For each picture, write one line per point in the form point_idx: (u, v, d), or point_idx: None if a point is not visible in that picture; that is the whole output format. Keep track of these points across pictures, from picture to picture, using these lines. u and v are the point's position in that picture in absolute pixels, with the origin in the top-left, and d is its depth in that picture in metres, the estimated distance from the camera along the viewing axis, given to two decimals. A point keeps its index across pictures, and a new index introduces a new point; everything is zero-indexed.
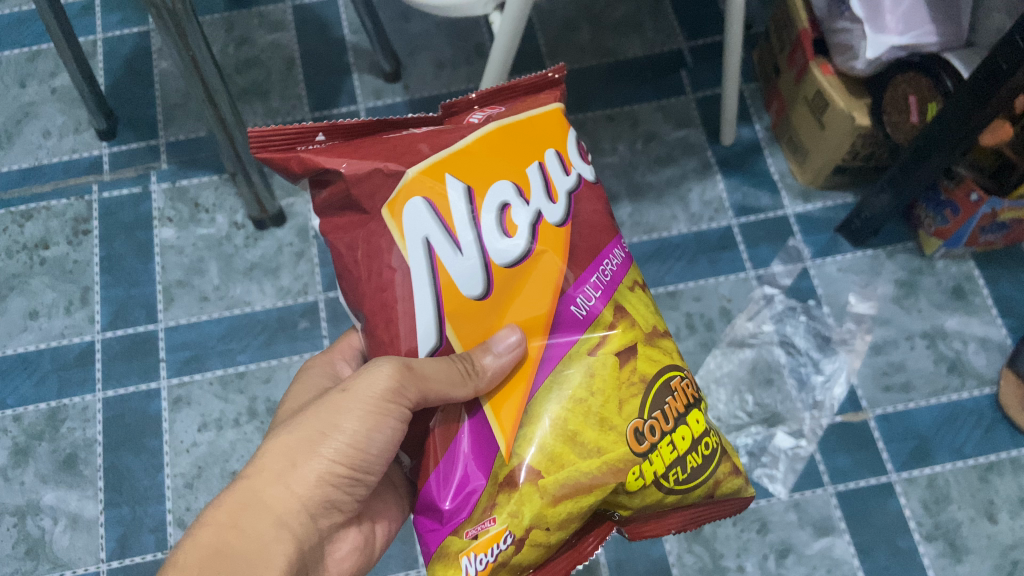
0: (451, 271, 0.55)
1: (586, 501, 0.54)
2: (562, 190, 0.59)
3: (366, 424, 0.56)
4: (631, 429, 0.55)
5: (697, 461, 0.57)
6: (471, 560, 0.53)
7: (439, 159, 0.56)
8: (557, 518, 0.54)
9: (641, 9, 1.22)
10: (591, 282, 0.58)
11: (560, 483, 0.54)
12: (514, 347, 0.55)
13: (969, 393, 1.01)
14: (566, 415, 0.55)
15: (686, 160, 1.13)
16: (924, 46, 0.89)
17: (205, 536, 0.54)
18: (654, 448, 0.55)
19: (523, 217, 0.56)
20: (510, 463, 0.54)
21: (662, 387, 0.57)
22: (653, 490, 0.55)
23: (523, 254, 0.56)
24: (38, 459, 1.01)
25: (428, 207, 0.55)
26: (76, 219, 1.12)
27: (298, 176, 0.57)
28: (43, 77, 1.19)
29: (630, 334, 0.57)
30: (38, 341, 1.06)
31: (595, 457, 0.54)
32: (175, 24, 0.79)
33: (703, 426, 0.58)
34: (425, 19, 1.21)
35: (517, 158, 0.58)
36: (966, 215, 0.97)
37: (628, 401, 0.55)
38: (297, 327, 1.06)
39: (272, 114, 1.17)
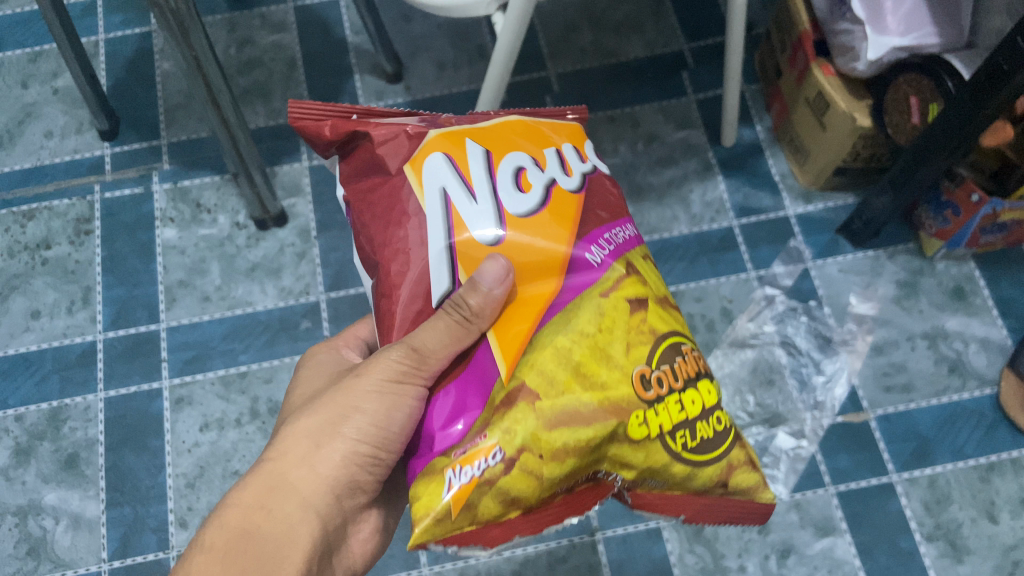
0: (464, 218, 0.52)
1: (586, 437, 0.48)
2: (578, 171, 0.57)
3: (383, 403, 0.55)
4: (637, 373, 0.50)
5: (706, 434, 0.52)
6: (455, 473, 0.48)
7: (461, 130, 0.56)
8: (552, 447, 0.48)
9: (643, 10, 1.22)
10: (604, 238, 0.54)
11: (559, 409, 0.49)
12: (501, 277, 0.50)
13: (969, 394, 1.01)
14: (571, 344, 0.50)
15: (687, 161, 1.14)
16: (925, 47, 0.90)
17: (232, 517, 0.55)
18: (661, 399, 0.51)
19: (538, 178, 0.54)
20: (509, 384, 0.50)
21: (672, 345, 0.53)
22: (658, 445, 0.50)
23: (537, 207, 0.53)
24: (40, 459, 1.01)
25: (446, 161, 0.53)
26: (78, 220, 1.12)
27: (328, 143, 0.57)
28: (45, 78, 1.19)
29: (641, 288, 0.53)
30: (40, 341, 1.06)
31: (597, 390, 0.49)
32: (178, 25, 0.79)
33: (713, 398, 0.53)
34: (427, 21, 1.22)
35: (536, 140, 0.57)
36: (967, 216, 0.97)
37: (636, 346, 0.51)
38: (299, 328, 1.06)
39: (274, 114, 1.17)
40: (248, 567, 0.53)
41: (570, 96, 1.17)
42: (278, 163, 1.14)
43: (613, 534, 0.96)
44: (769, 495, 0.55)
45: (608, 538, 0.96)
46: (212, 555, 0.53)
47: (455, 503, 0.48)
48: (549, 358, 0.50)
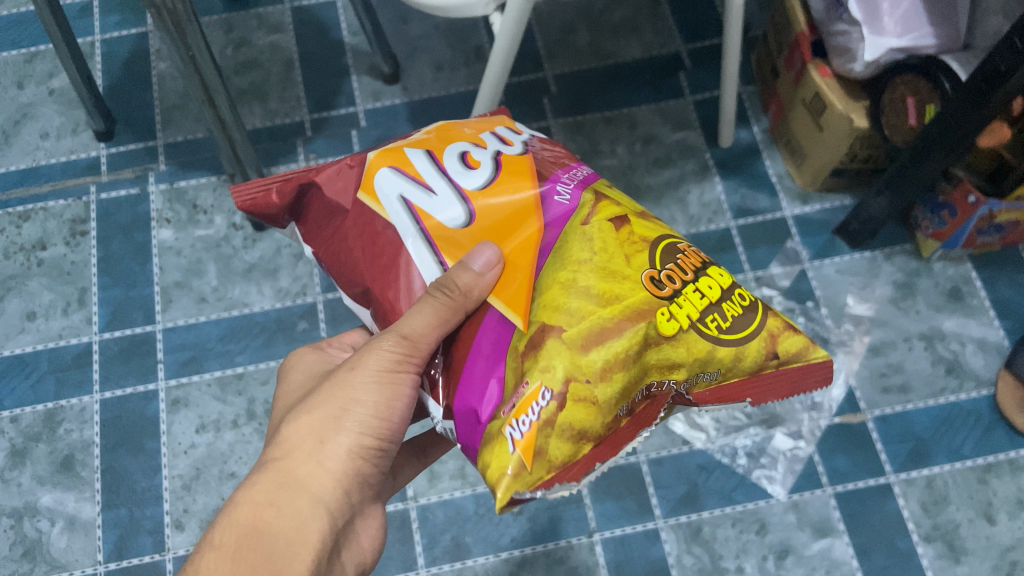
0: (431, 212, 0.57)
1: (621, 348, 0.51)
2: (517, 139, 0.62)
3: (384, 393, 0.57)
4: (646, 278, 0.53)
5: (736, 312, 0.55)
6: (514, 426, 0.50)
7: (397, 146, 0.60)
8: (594, 366, 0.51)
9: (640, 11, 1.22)
10: (565, 177, 0.58)
11: (587, 331, 0.51)
12: (493, 262, 0.54)
13: (967, 395, 1.01)
14: (575, 273, 0.53)
15: (685, 162, 1.14)
16: (922, 49, 0.91)
17: (241, 516, 0.55)
18: (678, 293, 0.53)
19: (484, 154, 0.59)
20: (529, 332, 0.52)
21: (669, 247, 0.56)
22: (693, 334, 0.53)
23: (492, 175, 0.57)
24: (35, 460, 1.00)
25: (395, 172, 0.58)
26: (74, 221, 1.11)
27: (280, 210, 0.61)
28: (41, 78, 1.19)
29: (618, 207, 0.57)
30: (35, 342, 1.06)
31: (616, 303, 0.52)
32: (175, 24, 0.78)
33: (728, 280, 0.56)
34: (424, 22, 1.22)
35: (467, 130, 0.62)
36: (963, 217, 0.97)
37: (635, 255, 0.54)
38: (296, 329, 1.06)
39: (271, 115, 1.17)
40: (260, 563, 0.54)
41: (567, 97, 1.18)
42: (276, 164, 1.14)
43: (611, 535, 0.96)
44: (823, 353, 0.57)
45: (605, 539, 0.96)
46: (222, 553, 0.54)
47: (526, 453, 0.50)
48: (559, 292, 0.52)
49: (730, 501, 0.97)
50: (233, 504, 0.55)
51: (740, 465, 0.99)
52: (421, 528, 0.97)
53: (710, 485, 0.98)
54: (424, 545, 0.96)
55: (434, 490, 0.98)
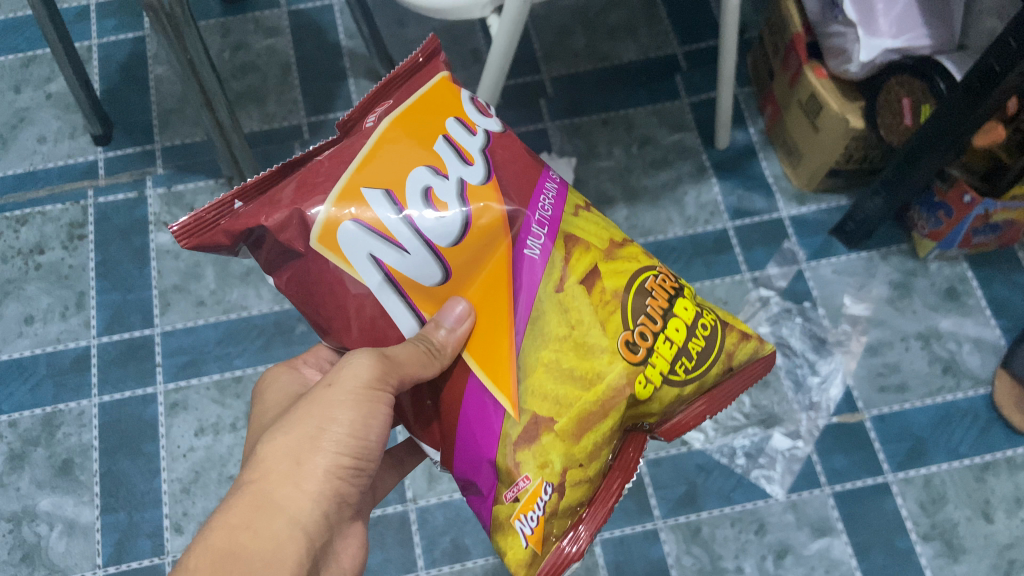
0: (407, 273, 0.58)
1: (607, 425, 0.60)
2: (474, 150, 0.61)
3: (361, 411, 0.58)
4: (622, 343, 0.60)
5: (700, 348, 0.63)
6: (523, 521, 0.59)
7: (350, 180, 0.57)
8: (585, 451, 0.60)
9: (636, 14, 1.23)
10: (535, 223, 0.61)
11: (575, 421, 0.59)
12: (463, 316, 0.59)
13: (964, 394, 1.02)
14: (557, 354, 0.59)
15: (681, 163, 1.14)
16: (916, 49, 0.91)
17: (218, 539, 0.54)
18: (650, 351, 0.61)
19: (448, 192, 0.58)
20: (521, 421, 0.59)
21: (638, 297, 0.62)
22: (666, 388, 0.62)
23: (463, 226, 0.58)
24: (33, 465, 1.00)
25: (360, 228, 0.56)
26: (71, 225, 1.11)
27: (231, 248, 0.59)
28: (37, 83, 1.19)
29: (588, 258, 0.62)
30: (33, 347, 1.06)
31: (598, 383, 0.59)
32: (173, 28, 0.78)
33: (690, 312, 0.63)
34: (421, 25, 1.22)
35: (419, 142, 0.59)
36: (959, 217, 0.98)
37: (610, 319, 0.60)
38: (295, 331, 1.06)
39: (268, 118, 1.17)
40: None
41: (564, 100, 1.18)
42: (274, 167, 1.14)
43: (611, 535, 0.96)
44: (767, 346, 0.69)
45: (605, 539, 0.96)
46: None
47: (537, 542, 0.60)
48: (546, 378, 0.59)
49: (730, 501, 0.98)
50: (209, 529, 0.54)
51: (739, 465, 0.99)
52: (421, 530, 0.97)
53: (709, 485, 0.98)
54: (423, 547, 0.96)
55: (434, 491, 0.98)
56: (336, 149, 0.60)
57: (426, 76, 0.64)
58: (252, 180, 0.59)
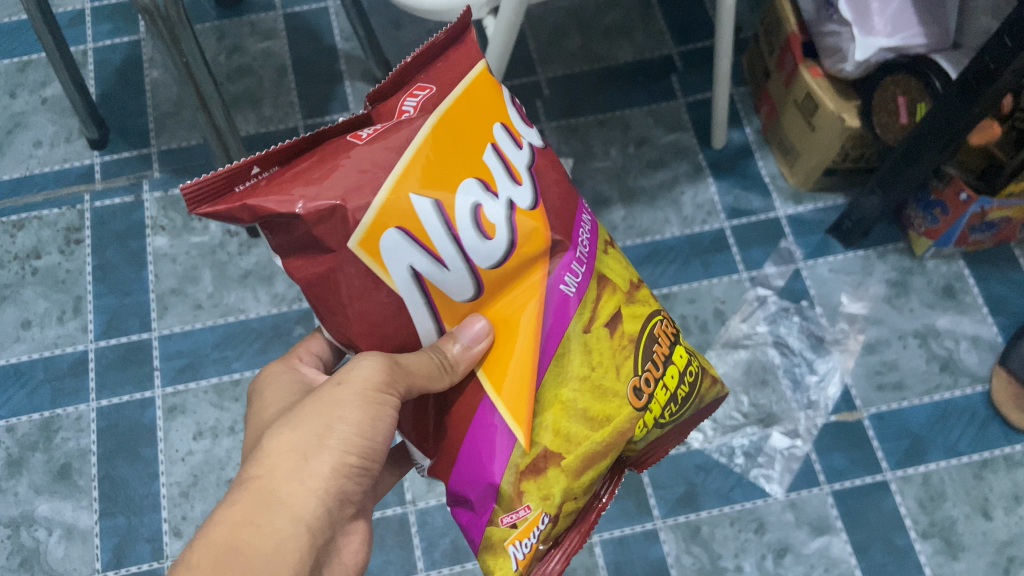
0: (444, 288, 0.57)
1: (604, 465, 0.61)
2: (521, 168, 0.61)
3: (369, 412, 0.58)
4: (631, 389, 0.61)
5: (688, 394, 0.66)
6: (517, 547, 0.59)
7: (400, 182, 0.55)
8: (582, 488, 0.60)
9: (631, 15, 1.23)
10: (576, 259, 0.61)
11: (579, 460, 0.60)
12: (481, 335, 0.59)
13: (961, 391, 1.02)
14: (574, 393, 0.60)
15: (678, 164, 1.14)
16: (912, 47, 0.91)
17: (219, 534, 0.53)
18: (653, 398, 0.62)
19: (497, 213, 0.58)
20: (532, 453, 0.59)
21: (651, 343, 0.63)
22: (656, 433, 0.64)
23: (507, 252, 0.58)
24: (32, 469, 1.00)
25: (404, 236, 0.55)
26: (68, 229, 1.11)
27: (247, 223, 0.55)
28: (33, 87, 1.19)
29: (613, 300, 0.63)
30: (31, 351, 1.05)
31: (606, 426, 0.60)
32: (169, 30, 0.78)
33: (686, 359, 0.66)
34: (417, 26, 1.22)
35: (469, 150, 0.58)
36: (955, 215, 0.98)
37: (624, 363, 0.61)
38: (292, 334, 1.06)
39: (264, 121, 1.17)
40: None
41: (560, 101, 1.18)
42: None
43: (610, 536, 0.96)
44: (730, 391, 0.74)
45: (605, 540, 0.96)
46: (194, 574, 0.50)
47: (525, 566, 0.60)
48: (560, 415, 0.60)
49: (729, 500, 0.98)
50: (211, 524, 0.53)
51: (738, 464, 0.99)
52: (420, 532, 0.97)
53: (708, 484, 0.98)
54: (423, 549, 0.96)
55: (433, 493, 0.98)
56: (375, 132, 0.57)
57: (467, 63, 0.62)
58: (274, 148, 0.56)
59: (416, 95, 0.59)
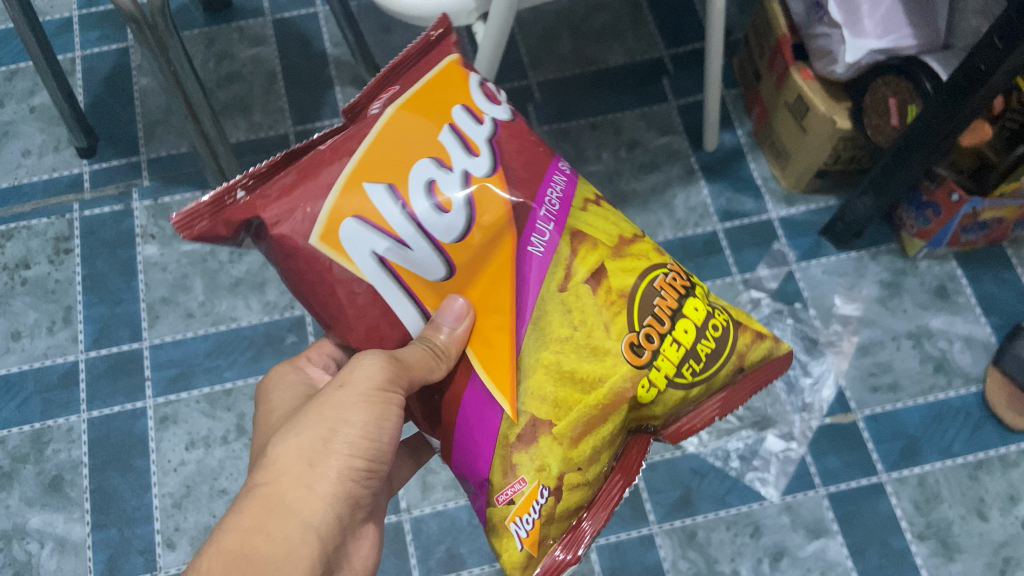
0: (412, 270, 0.58)
1: (605, 429, 0.60)
2: (480, 141, 0.60)
3: (374, 412, 0.57)
4: (626, 345, 0.60)
5: (709, 350, 0.63)
6: (518, 523, 0.59)
7: (353, 174, 0.57)
8: (583, 456, 0.60)
9: (622, 17, 1.23)
10: (542, 217, 0.60)
11: (573, 426, 0.59)
12: (462, 314, 0.59)
13: (956, 392, 1.02)
14: (557, 356, 0.59)
15: (670, 167, 1.14)
16: (901, 49, 0.90)
17: (230, 541, 0.52)
18: (656, 354, 0.60)
19: (452, 187, 0.58)
20: (519, 423, 0.59)
21: (646, 297, 0.61)
22: (670, 391, 0.62)
23: (467, 224, 0.58)
24: (23, 482, 0.99)
25: (362, 224, 0.56)
26: (58, 238, 1.10)
27: (233, 238, 0.58)
28: (21, 96, 1.18)
29: (595, 255, 0.61)
30: (21, 363, 1.05)
31: (598, 388, 0.59)
32: (156, 39, 0.77)
33: (701, 313, 0.63)
34: (407, 31, 1.21)
35: (424, 134, 0.59)
36: (947, 215, 0.98)
37: (615, 320, 0.60)
38: (285, 342, 1.05)
39: (254, 128, 1.16)
40: None
41: (552, 104, 1.18)
42: None
43: (607, 541, 0.96)
44: (783, 346, 0.69)
45: (601, 546, 0.96)
46: None
47: (532, 544, 0.60)
48: (546, 380, 0.59)
49: (725, 504, 0.97)
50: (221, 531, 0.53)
51: (732, 468, 0.99)
52: (415, 540, 0.96)
53: (704, 489, 0.98)
54: (419, 557, 0.96)
55: (428, 500, 0.98)
56: (339, 137, 0.60)
57: (433, 60, 0.64)
58: (256, 169, 0.59)
59: (382, 97, 0.62)
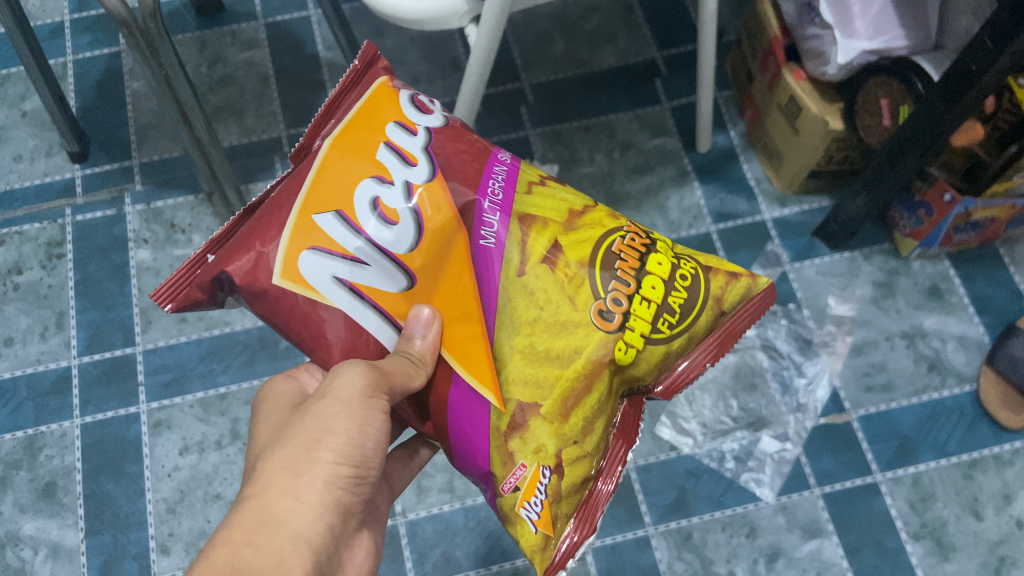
0: (373, 284, 0.59)
1: (592, 399, 0.61)
2: (416, 150, 0.61)
3: (357, 419, 0.57)
4: (596, 313, 0.60)
5: (681, 301, 0.63)
6: (528, 508, 0.60)
7: (302, 212, 0.59)
8: (575, 428, 0.61)
9: (614, 19, 1.23)
10: (488, 207, 0.61)
11: (558, 403, 0.60)
12: (431, 321, 0.60)
13: (949, 391, 1.02)
14: (530, 338, 0.60)
15: (664, 168, 1.14)
16: (893, 50, 0.90)
17: (220, 556, 0.51)
18: (627, 316, 0.61)
19: (395, 200, 0.59)
20: (508, 410, 0.60)
21: (607, 264, 0.61)
22: (650, 348, 0.62)
23: (417, 229, 0.59)
24: (16, 488, 0.99)
25: (319, 254, 0.59)
26: (50, 243, 1.10)
27: (210, 298, 0.62)
28: (13, 101, 1.18)
29: (549, 233, 0.61)
30: (13, 368, 1.04)
31: (576, 360, 0.60)
32: (147, 43, 0.77)
33: (666, 267, 0.63)
34: (399, 35, 1.22)
35: (361, 157, 0.61)
36: (940, 216, 0.99)
37: (580, 294, 0.60)
38: (278, 346, 1.05)
39: (247, 132, 1.16)
40: None
41: (545, 107, 1.18)
42: (254, 181, 1.13)
43: (602, 543, 0.96)
44: (762, 280, 0.69)
45: (597, 548, 0.96)
46: None
47: (547, 525, 0.60)
48: (524, 363, 0.60)
49: (720, 505, 0.97)
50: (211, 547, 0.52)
51: (728, 470, 0.99)
52: (411, 544, 0.96)
53: (700, 490, 0.98)
54: (414, 561, 0.95)
55: (423, 504, 0.98)
56: (286, 182, 0.63)
57: (364, 85, 0.66)
58: (217, 233, 0.63)
59: (321, 135, 0.65)
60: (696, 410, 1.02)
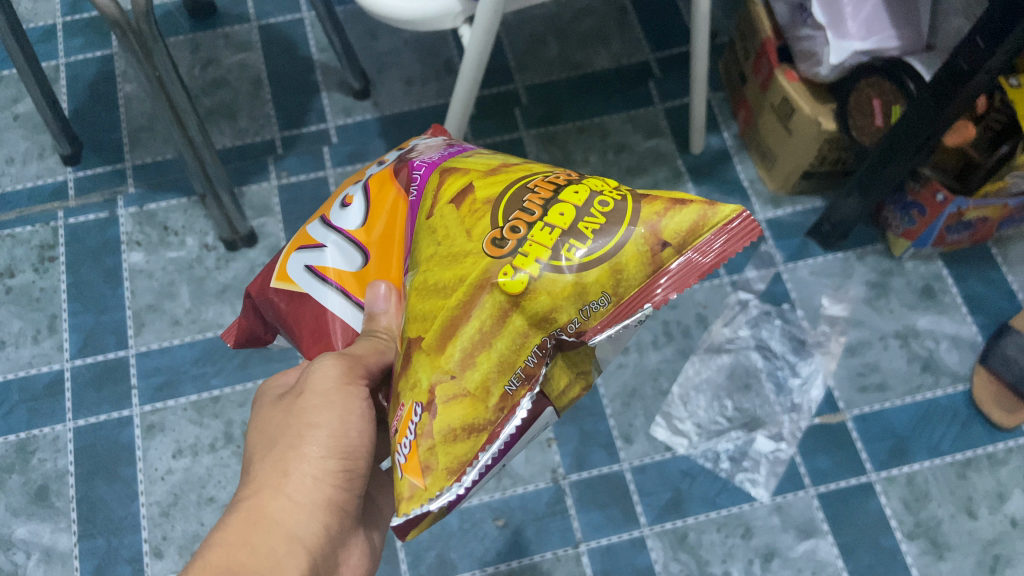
0: (336, 266, 0.62)
1: (474, 327, 0.53)
2: (391, 157, 0.68)
3: (338, 410, 0.56)
4: (488, 242, 0.55)
5: (596, 227, 0.54)
6: (399, 451, 0.54)
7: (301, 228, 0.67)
8: (453, 361, 0.53)
9: (607, 21, 1.23)
10: (420, 169, 0.62)
11: (437, 335, 0.54)
12: (387, 295, 0.59)
13: (943, 391, 1.02)
14: (424, 273, 0.56)
15: (658, 169, 1.14)
16: (885, 50, 0.91)
17: (215, 557, 0.52)
18: (522, 242, 0.54)
19: (358, 191, 0.65)
20: (401, 349, 0.56)
21: (515, 195, 0.56)
22: (547, 277, 0.53)
23: (364, 206, 0.63)
24: (9, 492, 0.98)
25: (300, 251, 0.64)
26: (42, 246, 1.10)
27: (252, 326, 0.70)
28: (5, 103, 1.18)
29: (464, 178, 0.59)
30: (5, 372, 1.04)
31: (458, 288, 0.54)
32: (140, 44, 0.77)
33: (584, 195, 0.56)
34: (393, 36, 1.22)
35: (353, 179, 0.69)
36: (932, 215, 0.99)
37: (477, 224, 0.56)
38: (272, 348, 1.05)
39: (240, 134, 1.16)
40: None
41: (539, 108, 1.18)
42: (247, 183, 1.13)
43: (598, 544, 0.96)
44: (727, 210, 0.56)
45: (592, 548, 0.96)
46: None
47: (415, 471, 0.52)
48: (416, 297, 0.56)
49: (715, 505, 0.97)
50: (205, 548, 0.52)
51: (722, 470, 0.99)
52: (406, 547, 0.96)
53: (695, 490, 0.98)
54: (409, 563, 0.95)
55: None
56: None
57: None
58: None
59: None
60: (690, 411, 1.02)
